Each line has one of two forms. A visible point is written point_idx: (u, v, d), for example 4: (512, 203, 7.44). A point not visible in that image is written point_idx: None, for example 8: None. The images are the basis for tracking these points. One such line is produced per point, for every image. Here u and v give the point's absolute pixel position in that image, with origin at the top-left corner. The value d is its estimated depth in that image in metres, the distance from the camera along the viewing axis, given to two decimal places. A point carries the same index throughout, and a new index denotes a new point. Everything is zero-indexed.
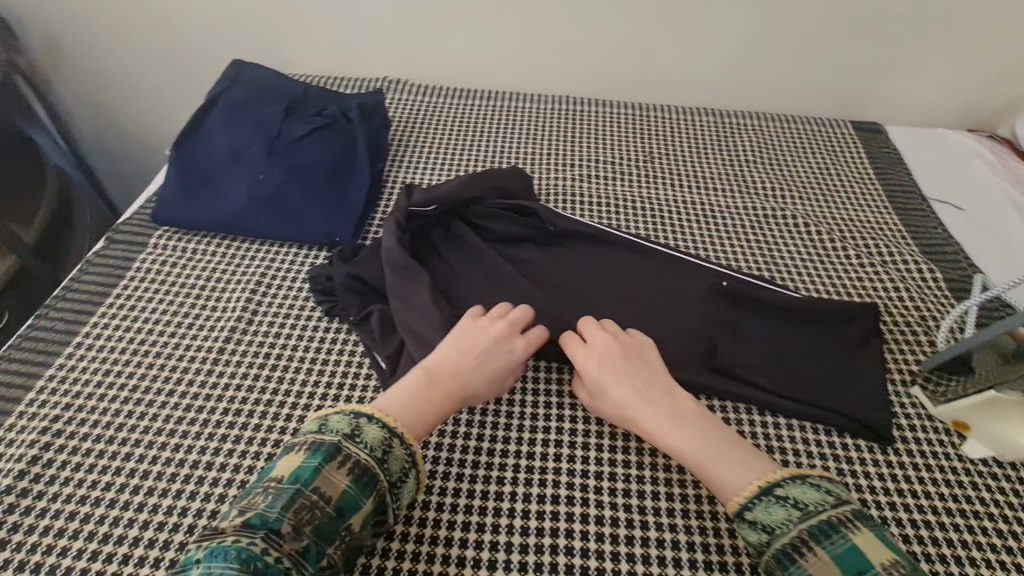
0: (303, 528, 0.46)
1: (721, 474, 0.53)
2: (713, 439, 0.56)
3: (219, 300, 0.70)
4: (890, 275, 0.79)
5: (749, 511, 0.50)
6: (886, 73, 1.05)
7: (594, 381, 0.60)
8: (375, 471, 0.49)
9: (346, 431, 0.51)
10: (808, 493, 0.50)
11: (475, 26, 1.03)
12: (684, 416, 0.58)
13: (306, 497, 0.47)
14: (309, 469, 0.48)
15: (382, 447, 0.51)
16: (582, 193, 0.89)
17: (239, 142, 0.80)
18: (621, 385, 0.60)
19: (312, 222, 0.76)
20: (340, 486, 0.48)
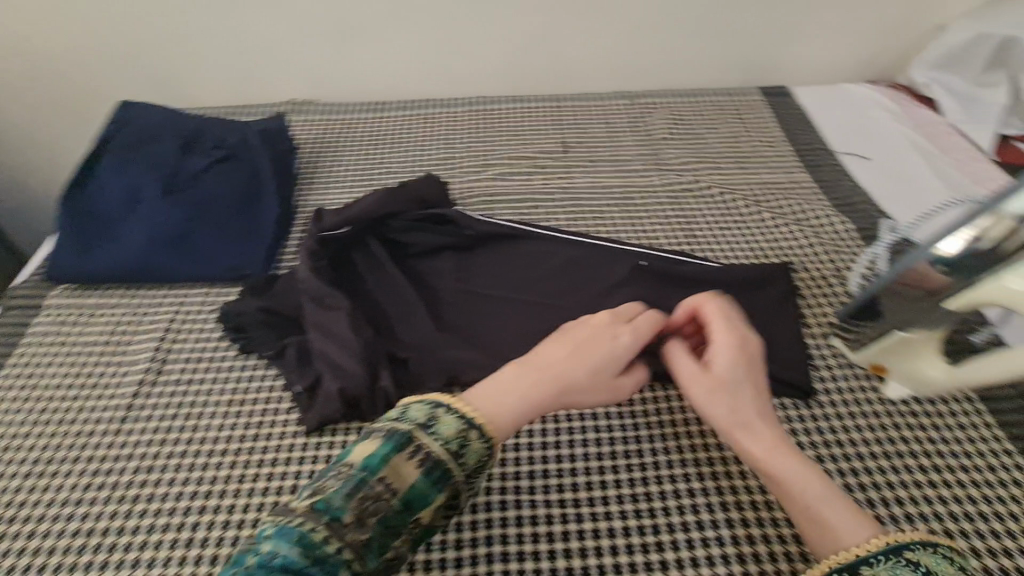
0: (367, 521, 0.38)
1: (827, 521, 0.43)
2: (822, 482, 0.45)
3: (127, 351, 0.67)
4: (804, 231, 0.81)
5: (866, 566, 0.39)
6: (786, 36, 1.07)
7: (707, 387, 0.50)
8: (450, 465, 0.40)
9: (421, 420, 0.41)
10: (943, 565, 0.38)
11: (375, 38, 1.02)
12: (788, 445, 0.47)
13: (372, 487, 0.38)
14: (378, 457, 0.39)
15: (460, 440, 0.41)
16: (497, 192, 0.88)
17: (135, 186, 0.78)
18: (718, 403, 0.49)
19: (218, 258, 0.73)
20: (409, 480, 0.39)
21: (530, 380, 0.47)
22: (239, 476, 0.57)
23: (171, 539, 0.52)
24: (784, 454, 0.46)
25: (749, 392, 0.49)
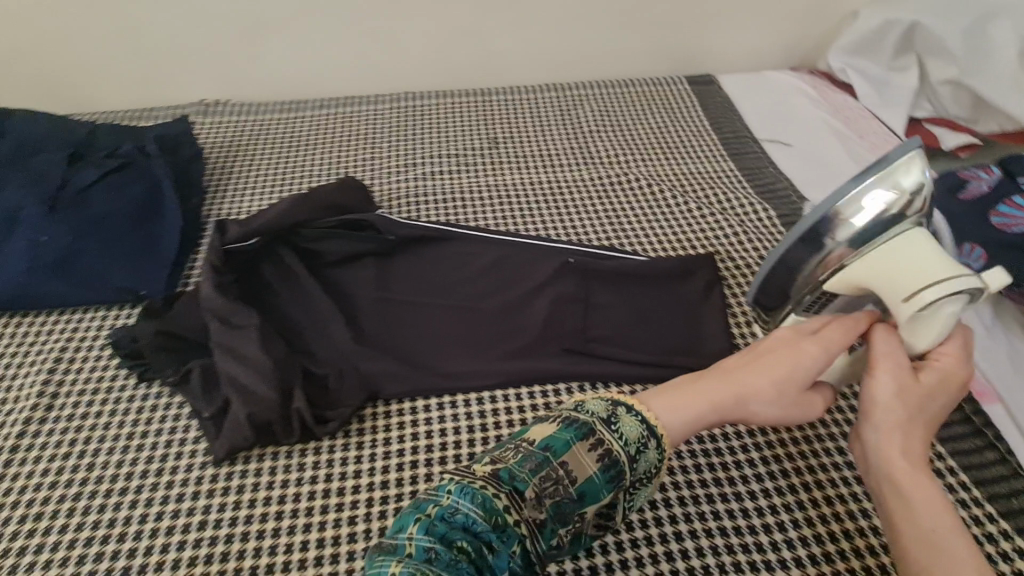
0: (546, 500, 0.38)
1: (934, 561, 0.37)
2: (952, 524, 0.38)
3: (14, 387, 0.62)
4: (728, 221, 0.82)
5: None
6: (708, 25, 1.08)
7: (886, 368, 0.44)
8: (624, 465, 0.39)
9: (603, 415, 0.41)
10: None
11: (288, 35, 0.96)
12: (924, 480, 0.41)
13: (553, 469, 0.38)
14: (563, 441, 0.39)
15: (637, 441, 0.40)
16: (424, 193, 0.85)
17: (12, 203, 0.70)
18: (910, 386, 0.44)
19: (112, 281, 0.67)
20: (590, 471, 0.38)
21: (720, 390, 0.45)
22: (140, 514, 0.53)
23: None
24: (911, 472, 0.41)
25: (946, 383, 0.45)
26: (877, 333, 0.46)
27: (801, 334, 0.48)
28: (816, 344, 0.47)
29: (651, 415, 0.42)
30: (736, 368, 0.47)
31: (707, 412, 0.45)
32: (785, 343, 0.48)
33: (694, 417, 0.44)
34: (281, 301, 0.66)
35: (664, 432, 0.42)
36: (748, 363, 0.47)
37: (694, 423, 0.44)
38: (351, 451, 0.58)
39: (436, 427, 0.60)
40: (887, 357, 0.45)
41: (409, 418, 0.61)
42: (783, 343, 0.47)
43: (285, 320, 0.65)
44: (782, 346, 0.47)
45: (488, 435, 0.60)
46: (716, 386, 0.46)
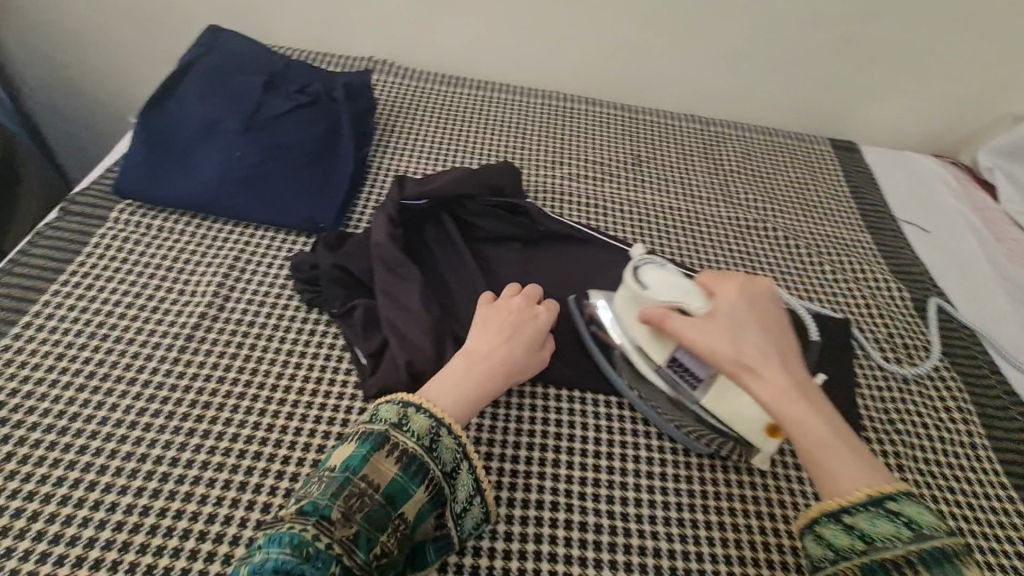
0: (353, 515, 0.45)
1: (837, 472, 0.47)
2: (840, 424, 0.50)
3: (187, 283, 0.66)
4: (863, 292, 0.82)
5: (847, 514, 0.46)
6: (869, 94, 1.07)
7: (728, 333, 0.54)
8: (425, 461, 0.48)
9: (393, 420, 0.49)
10: (924, 516, 0.44)
11: (470, 13, 0.99)
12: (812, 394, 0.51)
13: (355, 485, 0.46)
14: (358, 457, 0.47)
15: (429, 436, 0.50)
16: (570, 193, 0.88)
17: (216, 115, 0.76)
18: (760, 337, 0.54)
19: (291, 206, 0.72)
20: (390, 474, 0.47)
21: (471, 380, 0.55)
22: (296, 427, 0.57)
23: (223, 481, 0.52)
24: (797, 401, 0.50)
25: (761, 318, 0.55)
26: (672, 322, 0.56)
27: (527, 319, 0.61)
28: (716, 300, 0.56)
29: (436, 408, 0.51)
30: (488, 339, 0.59)
31: (478, 389, 0.55)
32: (517, 314, 0.62)
33: (472, 399, 0.54)
34: (436, 263, 0.70)
35: (446, 414, 0.52)
36: (508, 334, 0.60)
37: (472, 404, 0.54)
38: (488, 420, 0.62)
39: (566, 419, 0.63)
40: (714, 328, 0.54)
41: (542, 405, 0.64)
42: (519, 319, 0.61)
43: (438, 281, 0.68)
44: (516, 324, 0.61)
45: (615, 439, 0.62)
46: (449, 370, 0.56)
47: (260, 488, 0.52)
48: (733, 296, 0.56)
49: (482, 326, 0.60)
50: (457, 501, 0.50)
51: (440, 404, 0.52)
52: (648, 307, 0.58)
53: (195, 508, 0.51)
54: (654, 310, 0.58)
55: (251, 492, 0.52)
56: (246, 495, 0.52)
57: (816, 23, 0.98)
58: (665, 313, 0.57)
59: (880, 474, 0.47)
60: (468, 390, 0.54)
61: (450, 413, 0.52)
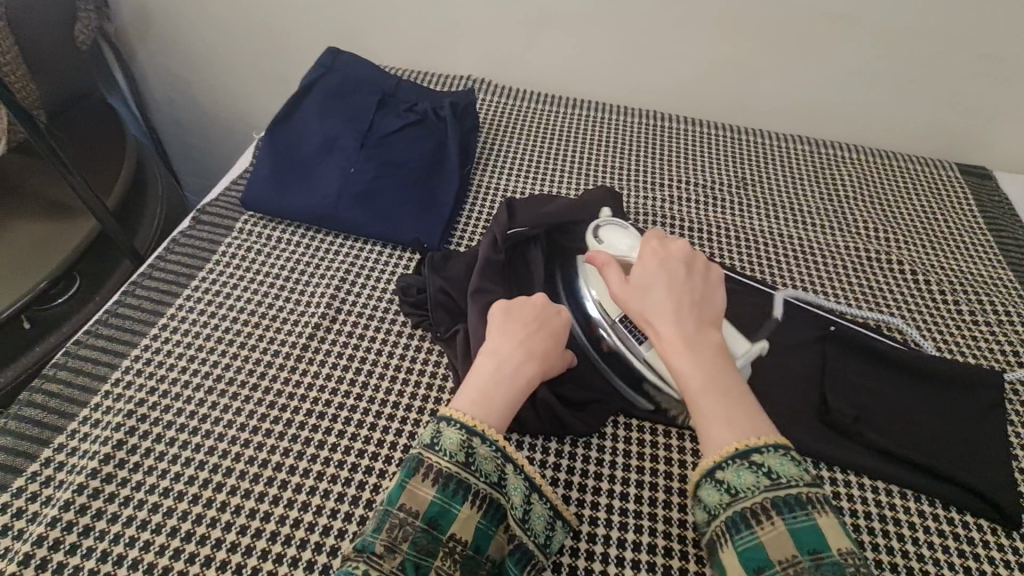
0: (399, 546, 0.45)
1: (710, 422, 0.48)
2: (723, 373, 0.50)
3: (304, 293, 0.69)
4: (1006, 336, 0.74)
5: (718, 471, 0.46)
6: (1013, 115, 0.96)
7: (639, 288, 0.55)
8: (463, 475, 0.48)
9: (427, 441, 0.49)
10: (785, 465, 0.45)
11: (572, 31, 0.98)
12: (708, 350, 0.52)
13: (396, 516, 0.46)
14: (396, 489, 0.47)
15: (464, 450, 0.48)
16: (671, 215, 0.85)
17: (333, 132, 0.79)
18: (666, 292, 0.54)
19: (402, 223, 0.74)
20: (424, 501, 0.47)
21: (504, 385, 0.53)
22: (405, 444, 0.58)
23: (338, 493, 0.54)
24: (682, 349, 0.51)
25: (677, 277, 0.56)
26: (610, 275, 0.57)
27: (551, 313, 0.59)
28: (651, 249, 0.58)
29: (465, 418, 0.50)
30: (510, 334, 0.56)
31: (511, 391, 0.53)
32: (539, 310, 0.59)
33: (507, 404, 0.52)
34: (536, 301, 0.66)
35: (480, 423, 0.50)
36: (534, 329, 0.57)
37: (509, 410, 0.52)
38: (593, 451, 0.60)
39: (676, 458, 0.61)
40: (632, 287, 0.56)
41: (651, 441, 0.62)
42: (544, 315, 0.59)
43: None
44: (541, 316, 0.59)
45: None
46: (481, 378, 0.53)
47: (372, 504, 0.54)
48: (652, 257, 0.57)
49: (506, 318, 0.58)
50: (516, 506, 0.49)
51: (479, 415, 0.50)
52: (595, 252, 0.60)
53: (312, 518, 0.53)
54: (599, 255, 0.59)
55: (362, 505, 0.54)
56: (359, 508, 0.53)
57: (954, 40, 0.88)
58: (608, 261, 0.58)
59: (750, 427, 0.47)
60: (500, 393, 0.52)
61: (490, 423, 0.50)
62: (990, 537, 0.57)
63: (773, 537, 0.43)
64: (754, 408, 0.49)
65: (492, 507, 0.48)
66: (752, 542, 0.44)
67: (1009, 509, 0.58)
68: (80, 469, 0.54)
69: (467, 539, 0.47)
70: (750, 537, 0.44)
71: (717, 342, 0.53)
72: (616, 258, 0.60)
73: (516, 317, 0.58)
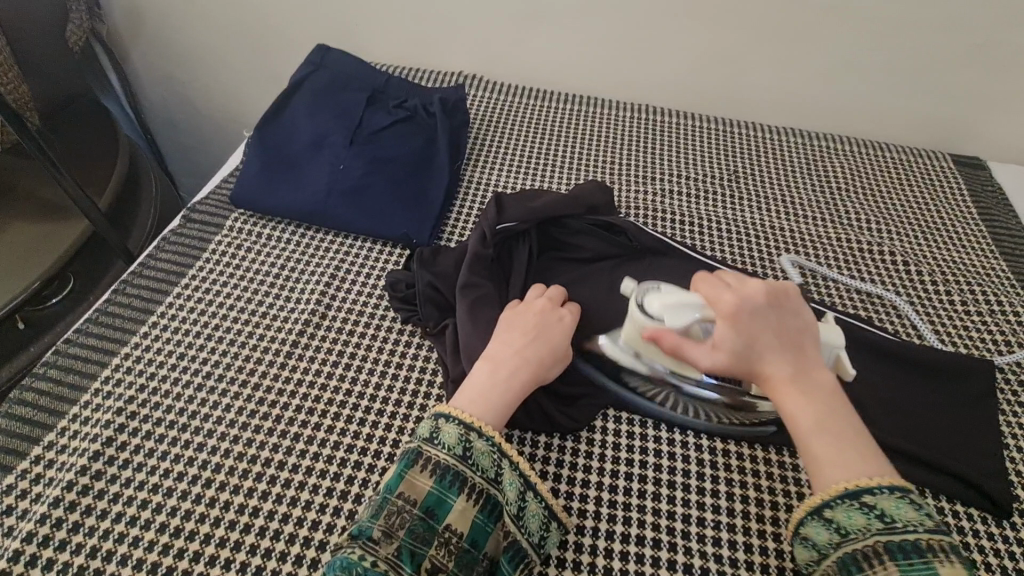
0: (395, 532, 0.46)
1: (825, 467, 0.47)
2: (836, 417, 0.49)
3: (294, 290, 0.69)
4: (999, 326, 0.74)
5: (827, 509, 0.47)
6: (1005, 105, 0.95)
7: (738, 348, 0.51)
8: (461, 469, 0.48)
9: (427, 435, 0.50)
10: (901, 509, 0.45)
11: (561, 25, 0.98)
12: (817, 391, 0.50)
13: (394, 503, 0.47)
14: (395, 476, 0.48)
15: (462, 444, 0.49)
16: (663, 209, 0.85)
17: (323, 129, 0.79)
18: (766, 343, 0.51)
19: (391, 219, 0.74)
20: (421, 490, 0.47)
21: (501, 386, 0.53)
22: (394, 438, 0.58)
23: (326, 489, 0.54)
24: (789, 395, 0.49)
25: (767, 322, 0.52)
26: (691, 350, 0.52)
27: (555, 320, 0.60)
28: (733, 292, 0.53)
29: (464, 415, 0.51)
30: (509, 340, 0.57)
31: (508, 391, 0.53)
32: (541, 315, 0.60)
33: (503, 403, 0.53)
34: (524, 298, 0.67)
35: (479, 420, 0.51)
36: (534, 335, 0.58)
37: (506, 408, 0.53)
38: (582, 443, 0.60)
39: (665, 450, 0.60)
40: (722, 348, 0.51)
41: (640, 433, 0.61)
42: (544, 320, 0.60)
43: None
44: (541, 325, 0.59)
45: (719, 475, 0.59)
46: (476, 379, 0.54)
47: (360, 499, 0.54)
48: (737, 305, 0.52)
49: (506, 327, 0.58)
50: (511, 503, 0.49)
51: (475, 412, 0.51)
52: (658, 331, 0.53)
53: (300, 513, 0.53)
54: (665, 334, 0.53)
55: (351, 500, 0.54)
56: (348, 503, 0.53)
57: (943, 29, 0.88)
58: (678, 340, 0.53)
59: (868, 468, 0.47)
60: (496, 393, 0.53)
61: (487, 421, 0.51)
62: (982, 526, 0.57)
63: None
64: (872, 444, 0.48)
65: (489, 502, 0.48)
66: None
67: (999, 498, 0.58)
68: (70, 466, 0.54)
69: (463, 531, 0.47)
70: None
71: (824, 376, 0.51)
72: (687, 326, 0.53)
73: (516, 324, 0.59)
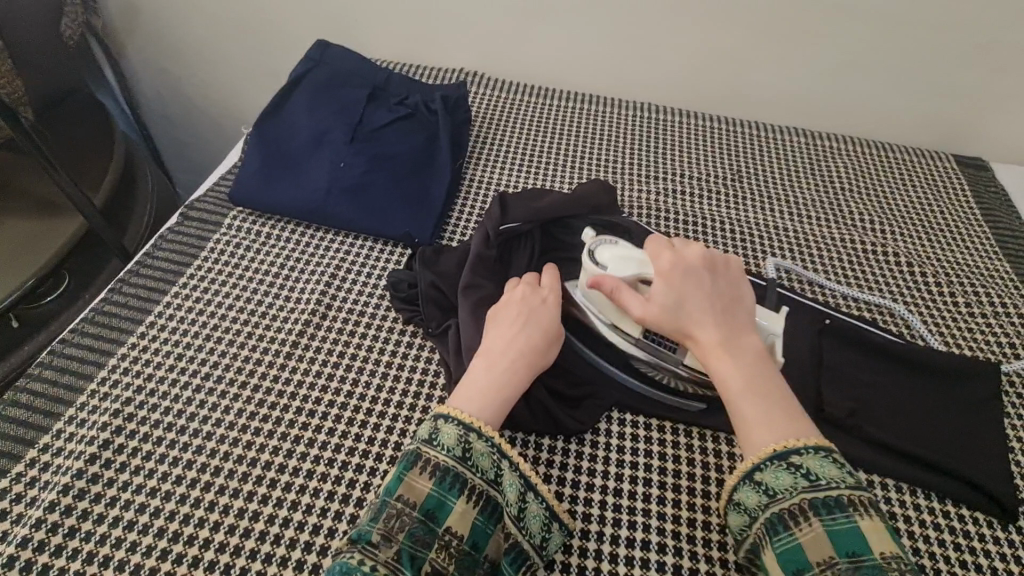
0: (395, 536, 0.45)
1: (753, 428, 0.48)
2: (765, 380, 0.50)
3: (294, 290, 0.68)
4: (1002, 327, 0.74)
5: (757, 473, 0.47)
6: (1009, 105, 0.95)
7: (669, 303, 0.54)
8: (460, 471, 0.48)
9: (425, 436, 0.49)
10: (823, 467, 0.45)
11: (564, 22, 0.97)
12: (745, 356, 0.52)
13: (393, 506, 0.46)
14: (394, 478, 0.47)
15: (461, 445, 0.48)
16: (665, 208, 0.84)
17: (322, 126, 0.78)
18: (697, 304, 0.54)
19: (392, 217, 0.73)
20: (420, 493, 0.47)
21: (499, 382, 0.53)
22: (395, 440, 0.57)
23: (327, 492, 0.53)
24: (718, 359, 0.51)
25: (701, 284, 0.55)
26: (626, 298, 0.56)
27: (538, 303, 0.59)
28: (670, 254, 0.56)
29: (463, 415, 0.50)
30: (501, 333, 0.56)
31: (508, 387, 0.53)
32: (526, 301, 0.59)
33: (504, 400, 0.52)
34: None
35: (478, 419, 0.50)
36: (523, 323, 0.57)
37: (507, 403, 0.53)
38: (586, 446, 0.60)
39: (669, 452, 0.60)
40: (656, 304, 0.54)
41: (644, 436, 0.61)
42: (531, 306, 0.59)
43: None
44: (529, 312, 0.58)
45: (724, 478, 0.58)
46: (475, 378, 0.54)
47: (362, 502, 0.53)
48: (673, 267, 0.55)
49: (496, 320, 0.58)
50: (511, 505, 0.48)
51: (475, 410, 0.51)
52: (600, 276, 0.57)
53: (301, 517, 0.52)
54: (606, 279, 0.57)
55: (353, 504, 0.53)
56: (349, 506, 0.53)
57: (948, 29, 0.88)
58: (618, 285, 0.56)
59: (795, 429, 0.48)
60: (496, 390, 0.52)
61: (489, 420, 0.51)
62: (987, 530, 0.57)
63: (810, 539, 0.43)
64: (798, 409, 0.50)
65: (489, 504, 0.48)
66: (790, 544, 0.44)
67: (1005, 501, 0.57)
68: (65, 470, 0.53)
69: (464, 534, 0.46)
70: (788, 538, 0.44)
71: (754, 347, 0.53)
72: (631, 278, 0.58)
73: (502, 315, 0.58)
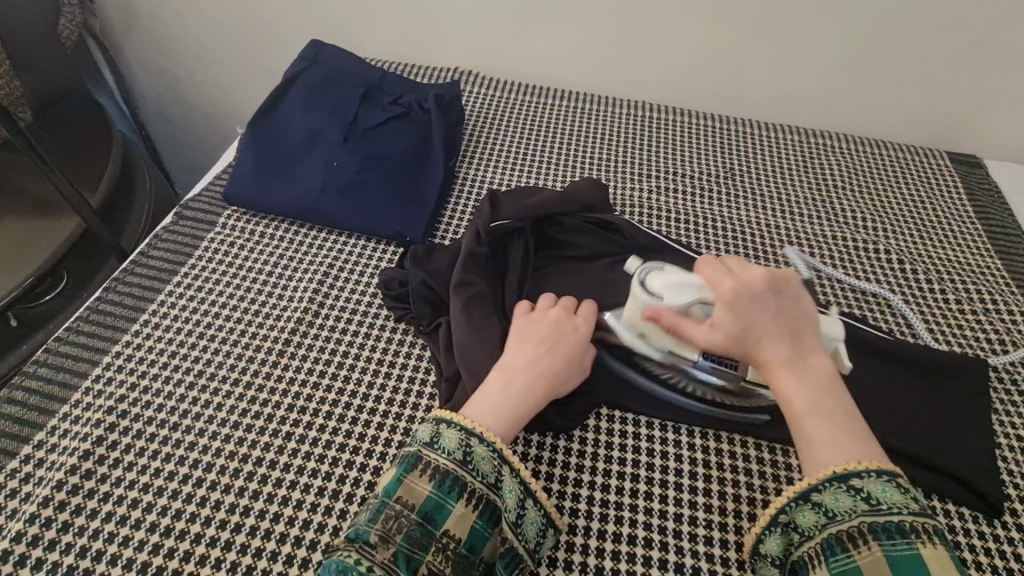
0: (393, 537, 0.46)
1: (818, 449, 0.48)
2: (834, 403, 0.50)
3: (287, 288, 0.69)
4: (993, 324, 0.74)
5: (816, 493, 0.48)
6: (1004, 102, 0.95)
7: (734, 330, 0.53)
8: (460, 474, 0.48)
9: (427, 440, 0.50)
10: (887, 492, 0.46)
11: (558, 21, 0.98)
12: (814, 376, 0.51)
13: (391, 507, 0.47)
14: (394, 481, 0.48)
15: (462, 449, 0.49)
16: (658, 207, 0.84)
17: (317, 126, 0.79)
18: (763, 326, 0.53)
19: (386, 216, 0.73)
20: (420, 496, 0.47)
21: (515, 396, 0.53)
22: (386, 437, 0.58)
23: (318, 488, 0.54)
24: (786, 379, 0.51)
25: (766, 306, 0.53)
26: (687, 326, 0.55)
27: (568, 330, 0.59)
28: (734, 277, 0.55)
29: (469, 421, 0.51)
30: (524, 351, 0.57)
31: (520, 404, 0.53)
32: (555, 324, 0.60)
33: (515, 415, 0.53)
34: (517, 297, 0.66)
35: (489, 431, 0.50)
36: (548, 347, 0.57)
37: (518, 420, 0.53)
38: (575, 442, 0.60)
39: (658, 448, 0.60)
40: (720, 330, 0.53)
41: (633, 433, 0.61)
42: (559, 331, 0.59)
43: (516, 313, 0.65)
44: (555, 335, 0.59)
45: (712, 475, 0.59)
46: (489, 388, 0.54)
47: (352, 498, 0.54)
48: (737, 288, 0.54)
49: (520, 336, 0.58)
50: (510, 510, 0.48)
51: (486, 421, 0.51)
52: (659, 309, 0.56)
53: (291, 513, 0.53)
54: (664, 313, 0.56)
55: (343, 500, 0.53)
56: (339, 502, 0.53)
57: (942, 26, 0.88)
58: (676, 318, 0.55)
59: (859, 451, 0.48)
60: (510, 405, 0.53)
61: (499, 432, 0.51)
62: (975, 526, 0.57)
63: (869, 561, 0.44)
64: (864, 430, 0.50)
65: (488, 508, 0.48)
66: (847, 565, 0.45)
67: (992, 497, 0.58)
68: (60, 465, 0.54)
69: (461, 536, 0.47)
70: (845, 559, 0.45)
71: (823, 367, 0.52)
72: (686, 305, 0.56)
73: (530, 335, 0.59)
